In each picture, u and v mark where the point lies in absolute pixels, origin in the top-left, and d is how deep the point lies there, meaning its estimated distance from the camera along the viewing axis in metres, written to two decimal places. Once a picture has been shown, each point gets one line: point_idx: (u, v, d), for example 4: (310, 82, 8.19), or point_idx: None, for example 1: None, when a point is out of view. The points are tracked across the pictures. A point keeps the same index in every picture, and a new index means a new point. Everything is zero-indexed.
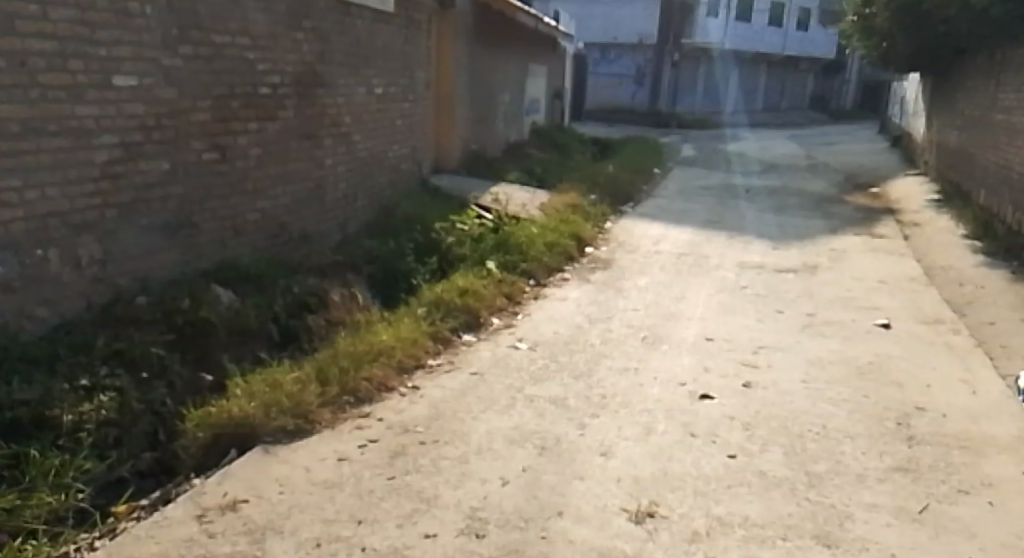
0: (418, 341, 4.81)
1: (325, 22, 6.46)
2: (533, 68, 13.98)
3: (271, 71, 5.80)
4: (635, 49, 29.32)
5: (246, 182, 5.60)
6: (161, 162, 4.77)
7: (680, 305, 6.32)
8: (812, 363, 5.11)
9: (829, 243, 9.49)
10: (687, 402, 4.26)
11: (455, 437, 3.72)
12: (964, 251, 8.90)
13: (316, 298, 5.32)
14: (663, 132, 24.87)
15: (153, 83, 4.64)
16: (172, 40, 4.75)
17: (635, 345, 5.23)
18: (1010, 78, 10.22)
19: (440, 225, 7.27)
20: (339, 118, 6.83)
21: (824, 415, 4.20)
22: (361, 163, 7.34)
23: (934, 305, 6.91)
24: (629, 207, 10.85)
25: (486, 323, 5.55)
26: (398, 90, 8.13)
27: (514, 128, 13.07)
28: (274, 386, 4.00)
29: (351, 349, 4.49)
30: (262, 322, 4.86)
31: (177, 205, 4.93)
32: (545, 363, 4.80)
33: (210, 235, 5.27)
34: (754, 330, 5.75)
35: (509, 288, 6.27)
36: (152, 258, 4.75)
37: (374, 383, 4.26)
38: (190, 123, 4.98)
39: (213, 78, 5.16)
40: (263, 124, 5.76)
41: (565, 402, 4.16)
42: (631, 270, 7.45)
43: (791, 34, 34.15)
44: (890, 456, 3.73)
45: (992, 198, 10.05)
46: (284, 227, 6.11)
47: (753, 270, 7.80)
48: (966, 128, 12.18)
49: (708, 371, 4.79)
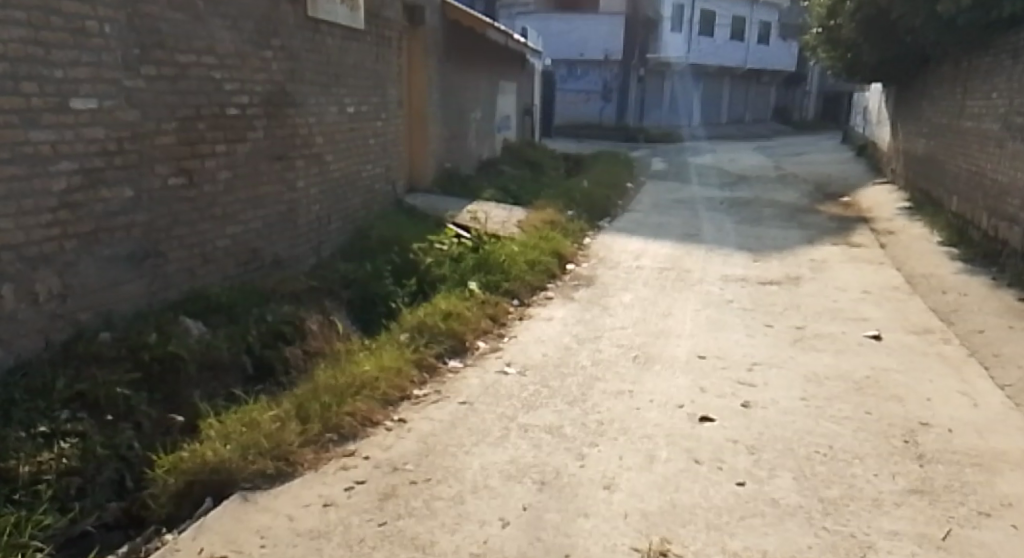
0: (402, 371, 4.59)
1: (294, 39, 6.23)
2: (503, 85, 13.83)
3: (239, 91, 5.56)
4: (600, 65, 29.22)
5: (214, 207, 5.35)
6: (124, 189, 4.51)
7: (668, 322, 6.16)
8: (808, 378, 4.96)
9: (809, 253, 9.42)
10: (687, 425, 4.08)
11: (448, 475, 3.49)
12: (942, 258, 8.87)
13: (291, 328, 5.07)
14: (632, 147, 24.86)
15: (114, 106, 4.39)
16: (134, 59, 4.51)
17: (627, 366, 5.05)
18: (977, 85, 10.24)
19: (418, 245, 7.07)
20: (310, 138, 6.60)
21: (828, 434, 4.04)
22: (334, 184, 7.11)
23: (920, 313, 6.82)
24: (606, 222, 10.71)
25: (472, 348, 5.34)
26: (369, 109, 7.91)
27: (485, 145, 12.90)
28: (251, 425, 3.75)
29: (331, 382, 4.25)
30: (235, 356, 4.61)
31: (141, 233, 4.67)
32: (536, 389, 4.60)
33: (177, 264, 5.01)
34: (746, 346, 5.60)
35: (493, 309, 6.07)
36: (116, 291, 4.48)
37: (358, 418, 4.02)
38: (154, 147, 4.73)
39: (178, 99, 4.92)
40: (231, 146, 5.52)
41: (561, 430, 3.96)
42: (615, 286, 7.29)
43: (753, 47, 34.50)
44: (903, 477, 3.57)
45: (965, 205, 10.05)
46: (255, 253, 5.86)
47: (737, 283, 7.67)
48: (934, 136, 12.25)
49: (705, 392, 4.62)
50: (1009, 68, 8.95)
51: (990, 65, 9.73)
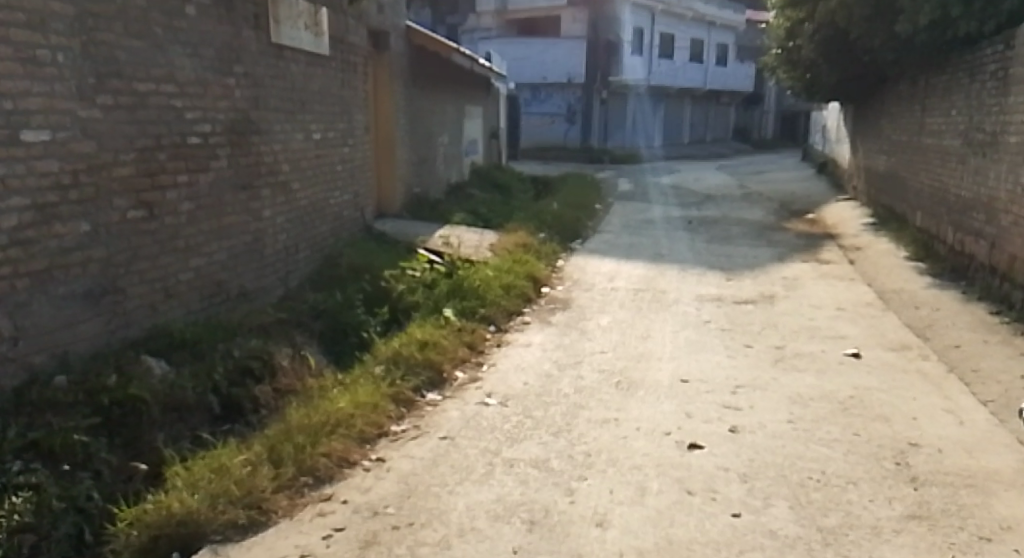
0: (379, 406, 4.43)
1: (257, 66, 6.07)
2: (468, 109, 13.78)
3: (201, 119, 5.38)
4: (563, 88, 29.32)
5: (176, 240, 5.15)
6: (80, 224, 4.32)
7: (647, 345, 6.07)
8: (794, 400, 4.89)
9: (780, 271, 9.44)
10: (677, 454, 4.00)
11: (432, 518, 3.36)
12: (911, 273, 8.93)
13: (260, 364, 4.93)
14: (597, 168, 24.98)
15: (68, 138, 4.22)
16: (89, 89, 4.34)
17: (610, 393, 4.94)
18: (935, 102, 10.34)
19: (390, 272, 6.94)
20: (276, 166, 6.43)
21: (819, 459, 3.95)
22: (302, 213, 6.94)
23: (896, 329, 6.79)
24: (577, 244, 10.64)
25: (450, 378, 5.18)
26: (336, 135, 7.77)
27: (453, 169, 12.81)
28: (220, 472, 3.55)
29: (304, 421, 4.07)
30: (201, 395, 4.47)
31: (99, 269, 4.47)
32: (519, 420, 4.46)
33: (138, 300, 4.81)
34: (728, 368, 5.54)
35: (469, 336, 5.93)
36: (72, 331, 4.30)
37: (334, 459, 3.85)
38: (112, 179, 4.54)
39: (137, 129, 4.74)
40: (194, 176, 5.33)
41: (547, 464, 3.86)
42: (591, 309, 7.20)
43: (711, 68, 34.97)
44: (899, 502, 3.48)
45: (929, 220, 10.13)
46: (221, 285, 5.66)
47: (712, 303, 7.63)
48: (895, 153, 12.39)
49: (691, 418, 4.53)
50: (966, 85, 9.06)
51: (946, 83, 9.84)
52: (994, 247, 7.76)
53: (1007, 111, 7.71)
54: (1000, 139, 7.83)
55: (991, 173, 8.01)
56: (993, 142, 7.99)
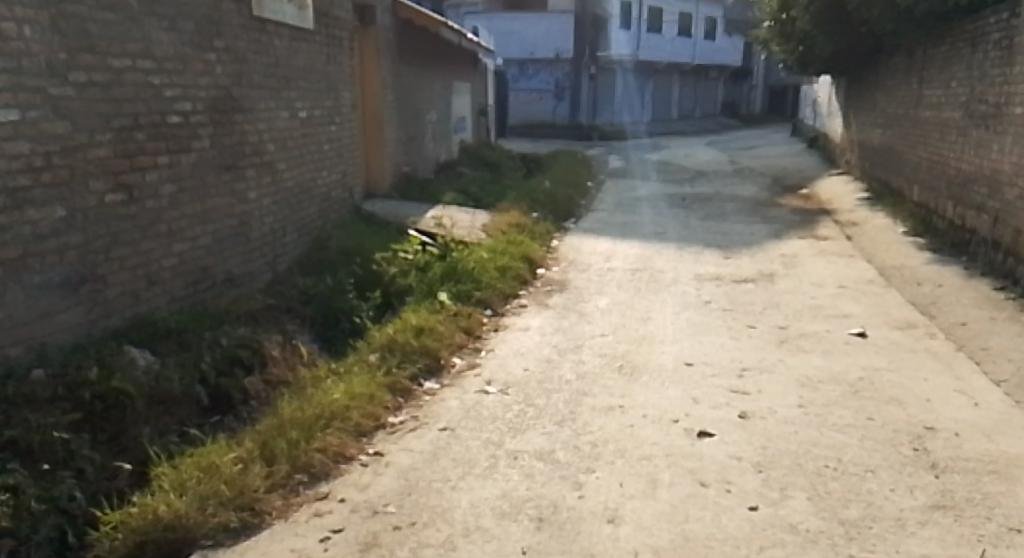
0: (375, 397, 4.25)
1: (239, 41, 5.83)
2: (456, 85, 13.52)
3: (181, 97, 5.16)
4: (551, 64, 29.04)
5: (158, 224, 4.96)
6: (55, 208, 4.16)
7: (648, 327, 5.91)
8: (802, 383, 4.74)
9: (778, 248, 9.28)
10: (687, 443, 3.86)
11: (434, 517, 3.23)
12: (909, 248, 8.79)
13: (250, 353, 4.78)
14: (587, 145, 24.71)
15: (39, 117, 4.04)
16: (60, 65, 4.15)
17: (614, 379, 4.77)
18: (933, 74, 10.14)
19: (381, 255, 6.75)
20: (261, 147, 6.20)
21: (835, 445, 3.81)
22: (289, 195, 6.72)
23: (900, 306, 6.63)
24: (571, 223, 10.43)
25: (447, 365, 5.01)
26: (322, 113, 7.53)
27: (442, 148, 12.57)
28: (209, 470, 3.38)
29: (297, 415, 3.89)
30: (188, 387, 4.33)
31: (76, 256, 4.30)
32: (521, 409, 4.29)
33: (119, 287, 4.63)
34: (732, 350, 5.39)
35: (466, 321, 5.75)
36: (50, 321, 4.14)
37: (330, 454, 3.69)
38: (87, 160, 4.35)
39: (113, 108, 4.54)
40: (175, 157, 5.12)
41: (553, 456, 3.71)
42: (588, 290, 7.02)
43: (699, 44, 34.63)
44: (921, 491, 3.35)
45: (927, 194, 9.96)
46: (206, 271, 5.45)
47: (711, 282, 7.46)
48: (891, 127, 12.20)
49: (699, 403, 4.38)
50: (967, 56, 8.87)
51: (946, 54, 9.63)
52: (997, 221, 7.60)
53: (1012, 82, 7.53)
54: (1004, 111, 7.65)
55: (994, 146, 7.83)
56: (997, 114, 7.81)
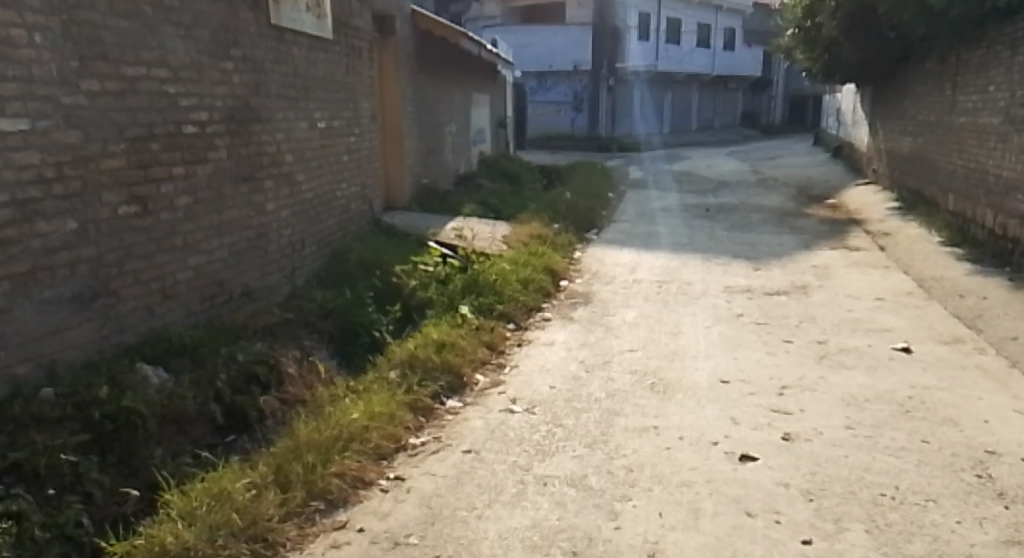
0: (396, 417, 4.03)
1: (256, 50, 5.66)
2: (476, 97, 13.36)
3: (197, 107, 4.99)
4: (570, 75, 28.88)
5: (174, 237, 4.78)
6: (66, 221, 3.98)
7: (680, 342, 5.66)
8: (847, 402, 4.47)
9: (809, 259, 8.98)
10: (729, 467, 3.61)
11: (460, 550, 3.01)
12: (947, 259, 8.46)
13: (266, 370, 4.58)
14: (607, 156, 24.48)
15: (50, 127, 3.87)
16: (72, 73, 3.99)
17: (646, 397, 4.52)
18: (968, 80, 9.83)
19: (401, 268, 6.55)
20: (279, 157, 6.03)
21: (890, 471, 3.55)
22: (307, 207, 6.53)
23: (943, 319, 6.32)
24: (593, 234, 10.19)
25: (470, 383, 4.78)
26: (341, 124, 7.36)
27: (462, 159, 12.39)
28: (220, 497, 3.16)
29: (313, 437, 3.68)
30: (202, 406, 4.14)
31: (88, 270, 4.12)
32: (549, 430, 4.04)
33: (133, 302, 4.45)
34: (770, 366, 5.13)
35: (488, 336, 5.52)
36: (60, 338, 3.97)
37: (348, 479, 3.46)
38: (100, 171, 4.18)
39: (127, 118, 4.37)
40: (191, 167, 4.95)
41: (586, 482, 3.48)
42: (614, 303, 6.77)
43: (719, 54, 34.36)
44: (990, 524, 3.08)
45: (964, 203, 9.64)
46: (222, 285, 5.27)
47: (742, 295, 7.19)
48: (922, 134, 11.88)
49: (739, 424, 4.12)
50: (1007, 60, 8.54)
51: (983, 58, 9.31)
52: None
53: None
54: None
55: None
56: None
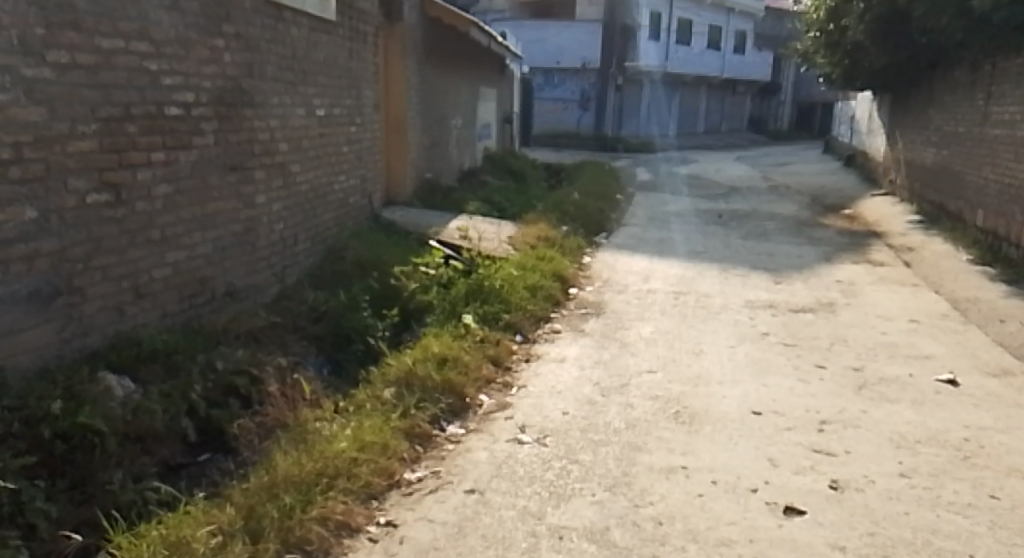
0: (389, 446, 3.54)
1: (251, 27, 5.15)
2: (483, 90, 12.85)
3: (182, 86, 4.48)
4: (579, 73, 28.30)
5: (151, 229, 4.28)
6: (25, 209, 3.48)
7: (703, 363, 5.17)
8: (897, 443, 3.98)
9: (831, 274, 8.48)
10: (773, 523, 3.12)
11: None
12: (980, 279, 7.97)
13: (247, 382, 4.09)
14: (613, 157, 23.96)
15: (8, 101, 3.35)
16: (36, 41, 3.47)
17: (671, 430, 4.02)
18: (1005, 90, 9.33)
19: (400, 269, 6.06)
20: (273, 146, 5.53)
21: (960, 536, 3.06)
22: (302, 199, 6.04)
23: (986, 347, 5.82)
24: (602, 238, 9.69)
25: (474, 405, 4.28)
26: (342, 112, 6.86)
27: (467, 154, 11.89)
28: (178, 547, 2.67)
29: (294, 471, 3.18)
30: (172, 422, 3.63)
31: (49, 265, 3.62)
32: (563, 467, 3.55)
33: (101, 302, 3.95)
34: (805, 395, 4.64)
35: (494, 349, 5.02)
36: (12, 342, 3.46)
37: (331, 525, 2.98)
38: (66, 155, 3.68)
39: (100, 95, 3.86)
40: (173, 153, 4.44)
41: (609, 537, 2.98)
42: (629, 315, 6.28)
43: (729, 57, 33.85)
44: None
45: (994, 220, 9.15)
46: (204, 283, 4.77)
47: (765, 311, 6.70)
48: (948, 145, 11.37)
49: (779, 468, 3.62)
50: None
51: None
52: None
53: None
54: None
55: None
56: None
